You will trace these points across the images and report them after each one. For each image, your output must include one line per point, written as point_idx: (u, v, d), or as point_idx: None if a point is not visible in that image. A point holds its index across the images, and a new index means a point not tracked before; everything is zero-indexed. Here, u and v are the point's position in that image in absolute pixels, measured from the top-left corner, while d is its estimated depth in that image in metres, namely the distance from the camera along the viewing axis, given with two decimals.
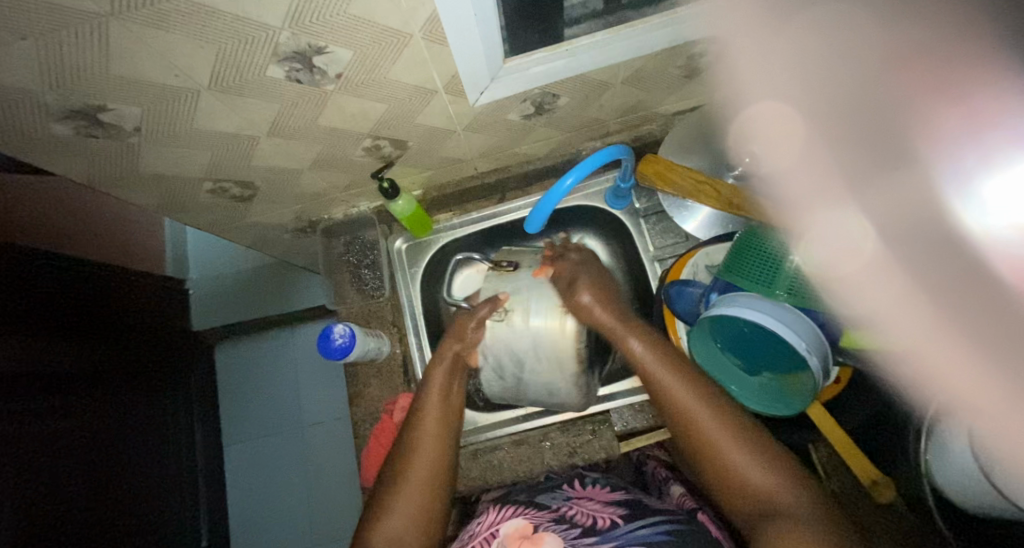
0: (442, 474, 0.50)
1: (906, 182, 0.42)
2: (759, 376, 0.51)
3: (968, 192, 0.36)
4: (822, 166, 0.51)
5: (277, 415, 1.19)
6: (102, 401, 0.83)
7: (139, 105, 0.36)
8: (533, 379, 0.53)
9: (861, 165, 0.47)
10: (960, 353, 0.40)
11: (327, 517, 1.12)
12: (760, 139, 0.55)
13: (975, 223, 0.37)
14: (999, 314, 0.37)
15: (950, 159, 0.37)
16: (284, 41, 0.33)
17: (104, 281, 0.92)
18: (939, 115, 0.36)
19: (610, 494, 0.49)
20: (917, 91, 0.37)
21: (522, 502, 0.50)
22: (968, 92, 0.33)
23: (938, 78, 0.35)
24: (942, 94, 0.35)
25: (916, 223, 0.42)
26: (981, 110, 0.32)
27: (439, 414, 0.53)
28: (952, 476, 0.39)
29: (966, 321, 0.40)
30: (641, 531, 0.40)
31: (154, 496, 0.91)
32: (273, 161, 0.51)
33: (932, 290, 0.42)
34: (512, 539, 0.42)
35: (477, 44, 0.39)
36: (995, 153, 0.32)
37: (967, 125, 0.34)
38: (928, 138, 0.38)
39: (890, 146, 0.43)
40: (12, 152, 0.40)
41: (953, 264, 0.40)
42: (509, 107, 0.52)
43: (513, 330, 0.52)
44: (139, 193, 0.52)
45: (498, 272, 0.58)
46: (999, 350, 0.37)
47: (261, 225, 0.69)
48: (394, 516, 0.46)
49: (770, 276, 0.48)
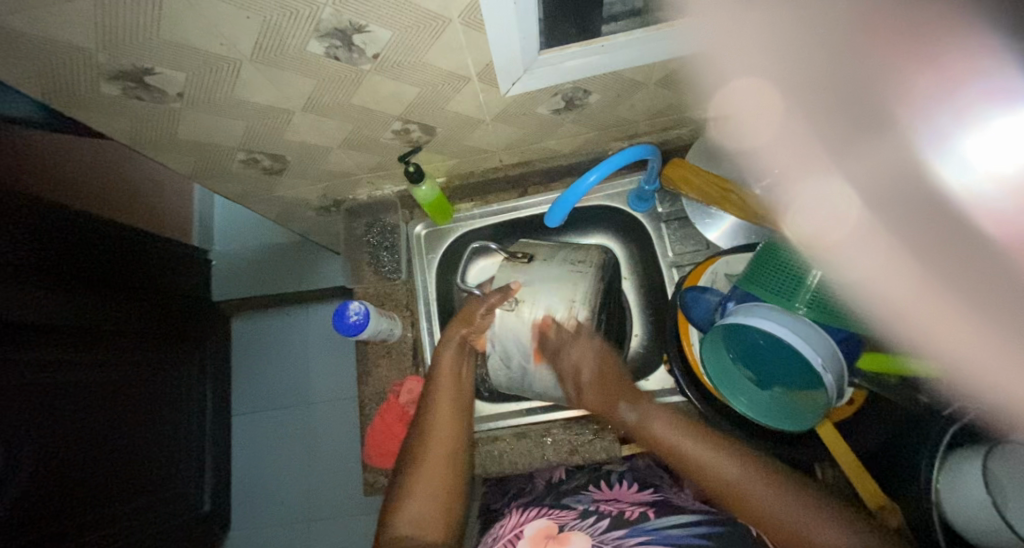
0: (458, 454, 0.51)
1: (886, 145, 0.41)
2: (771, 390, 0.50)
3: (945, 149, 0.36)
4: (801, 137, 0.49)
5: (286, 389, 1.22)
6: (120, 358, 0.86)
7: (184, 69, 0.38)
8: (538, 372, 0.53)
9: (837, 132, 0.45)
10: (952, 315, 0.42)
11: (326, 494, 1.14)
12: (744, 117, 0.53)
13: (955, 180, 0.37)
14: (989, 274, 0.38)
15: (927, 120, 0.36)
16: (327, 17, 0.33)
17: (122, 238, 0.94)
18: (912, 77, 0.34)
19: (638, 495, 0.49)
20: (890, 56, 0.34)
21: (546, 504, 0.50)
22: (947, 51, 0.30)
23: (909, 43, 0.32)
24: (913, 57, 0.32)
25: (894, 181, 0.42)
26: (951, 69, 0.30)
27: (452, 397, 0.54)
28: (966, 509, 0.38)
29: (946, 270, 0.41)
30: (672, 529, 0.40)
31: (161, 454, 0.94)
32: (305, 137, 0.52)
33: (916, 246, 0.43)
34: (536, 539, 0.42)
35: (513, 33, 0.39)
36: (968, 109, 0.31)
37: (942, 83, 0.32)
38: (901, 101, 0.36)
39: (864, 114, 0.40)
40: (60, 107, 0.42)
41: (934, 219, 0.40)
42: (539, 100, 0.52)
43: (522, 320, 0.52)
44: (175, 158, 0.53)
45: (513, 263, 0.58)
46: (982, 292, 0.39)
47: (287, 200, 0.70)
48: (418, 498, 0.47)
49: (790, 290, 0.47)
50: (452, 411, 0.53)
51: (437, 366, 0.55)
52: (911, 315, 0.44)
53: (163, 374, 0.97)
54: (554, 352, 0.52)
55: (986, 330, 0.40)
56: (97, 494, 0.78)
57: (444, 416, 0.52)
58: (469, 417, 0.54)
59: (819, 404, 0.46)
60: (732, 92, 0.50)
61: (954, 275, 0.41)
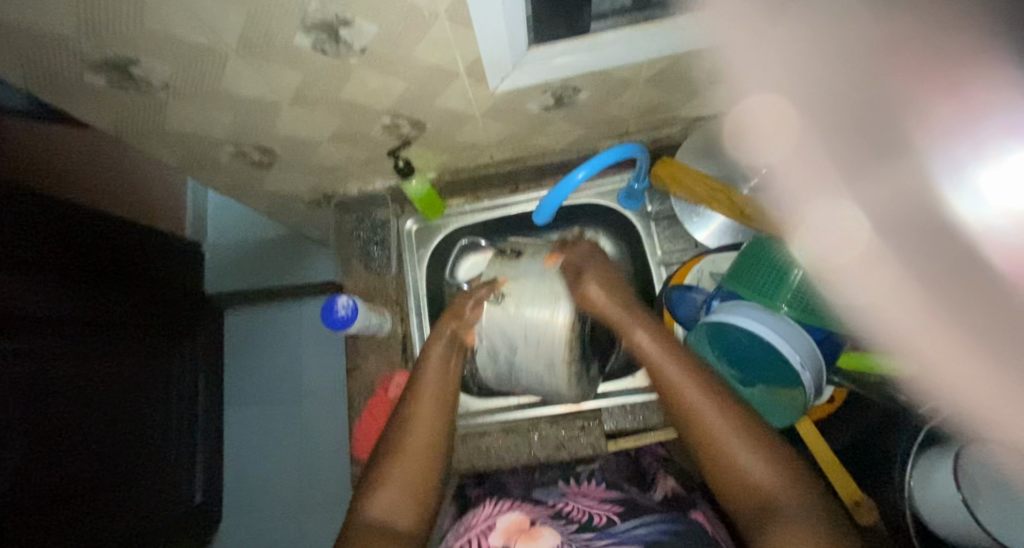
0: (438, 443, 0.50)
1: (905, 173, 0.47)
2: (753, 387, 0.50)
3: (960, 180, 0.42)
4: (818, 159, 0.54)
5: (278, 382, 1.22)
6: (115, 351, 0.86)
7: (170, 61, 0.38)
8: (523, 363, 0.53)
9: (852, 156, 0.51)
10: (945, 341, 0.46)
11: (317, 487, 1.15)
12: (756, 130, 0.56)
13: (968, 212, 0.43)
14: (994, 299, 0.44)
15: (943, 151, 0.43)
16: (313, 9, 0.33)
17: (113, 229, 0.93)
18: (934, 105, 0.41)
19: (606, 492, 0.49)
20: (912, 83, 0.41)
21: (517, 497, 0.50)
22: (965, 81, 0.38)
23: (935, 69, 0.39)
24: (934, 88, 0.40)
25: (911, 209, 0.48)
26: (972, 98, 0.38)
27: (437, 388, 0.53)
28: (942, 507, 0.39)
29: (951, 295, 0.46)
30: (639, 528, 0.40)
31: (155, 446, 0.94)
32: (293, 130, 0.52)
33: (924, 272, 0.47)
34: (509, 533, 0.42)
35: (501, 28, 0.39)
36: (989, 140, 0.38)
37: (964, 110, 0.39)
38: (920, 127, 0.43)
39: (885, 140, 0.47)
40: (45, 96, 0.42)
41: (946, 247, 0.46)
42: (529, 97, 0.52)
43: (504, 311, 0.52)
44: (163, 149, 0.53)
45: (501, 258, 0.59)
46: (978, 318, 0.45)
47: (277, 193, 0.70)
48: (393, 485, 0.46)
49: (773, 288, 0.50)
50: (437, 400, 0.52)
51: (426, 357, 0.56)
52: (923, 350, 0.47)
53: (157, 367, 0.97)
54: (540, 346, 0.51)
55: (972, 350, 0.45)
56: (94, 482, 0.79)
57: (427, 404, 0.52)
58: (451, 411, 0.53)
59: (798, 400, 0.47)
60: (752, 106, 0.55)
61: (955, 297, 0.46)
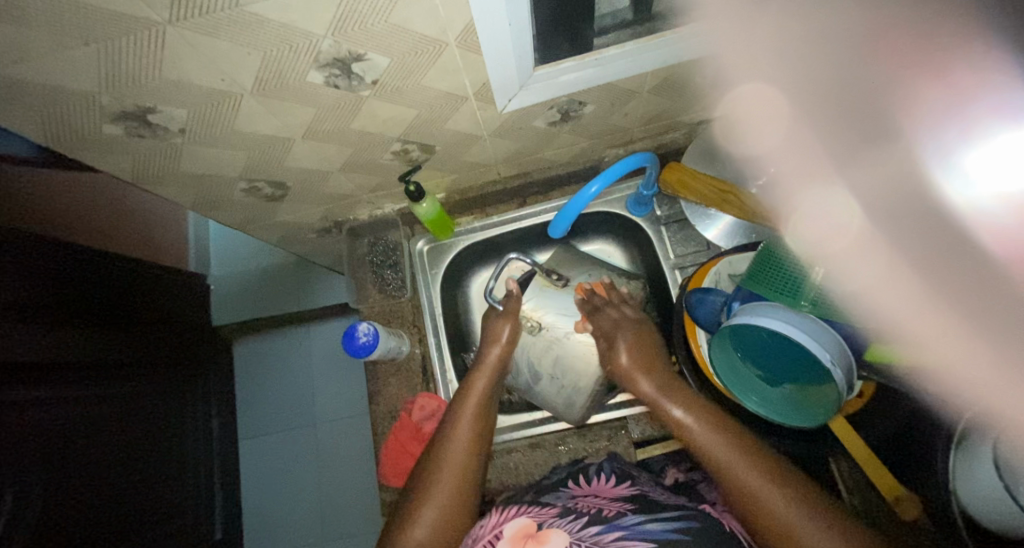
0: (469, 483, 0.49)
1: (894, 157, 0.44)
2: (782, 387, 0.50)
3: (950, 163, 0.39)
4: (807, 142, 0.54)
5: (295, 409, 1.22)
6: (131, 392, 0.87)
7: (185, 107, 0.38)
8: (541, 392, 0.63)
9: (844, 144, 0.50)
10: (951, 328, 0.41)
11: (340, 513, 1.14)
12: (752, 121, 0.58)
13: (959, 194, 0.39)
14: (984, 283, 0.39)
15: (934, 136, 0.39)
16: (326, 48, 0.34)
17: (118, 269, 0.94)
18: (921, 90, 0.38)
19: (616, 490, 0.48)
20: (898, 68, 0.38)
21: (526, 503, 0.48)
22: (951, 66, 0.34)
23: (922, 57, 0.36)
24: (924, 71, 0.37)
25: (905, 194, 0.45)
26: (962, 84, 0.34)
27: (472, 417, 0.54)
28: (982, 493, 0.37)
29: (950, 278, 0.42)
30: (648, 524, 0.39)
31: (173, 485, 0.93)
32: (305, 163, 0.53)
33: (917, 258, 0.44)
34: (516, 538, 0.41)
35: (508, 51, 0.40)
36: (977, 124, 0.34)
37: (951, 97, 0.35)
38: (907, 111, 0.41)
39: (873, 125, 0.45)
40: (61, 148, 0.42)
41: (943, 235, 0.41)
42: (536, 114, 0.53)
43: (540, 342, 0.64)
44: (174, 191, 0.53)
45: (546, 280, 0.67)
46: (979, 300, 0.40)
47: (288, 224, 0.70)
48: (423, 526, 0.45)
49: (793, 287, 0.48)
50: (470, 438, 0.52)
51: (464, 392, 0.56)
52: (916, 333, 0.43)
53: (172, 404, 0.97)
54: (563, 383, 0.62)
55: (975, 335, 0.40)
56: (112, 527, 0.78)
57: (461, 446, 0.51)
58: (489, 448, 0.53)
59: (828, 399, 0.46)
60: (743, 94, 0.55)
61: (956, 282, 0.41)
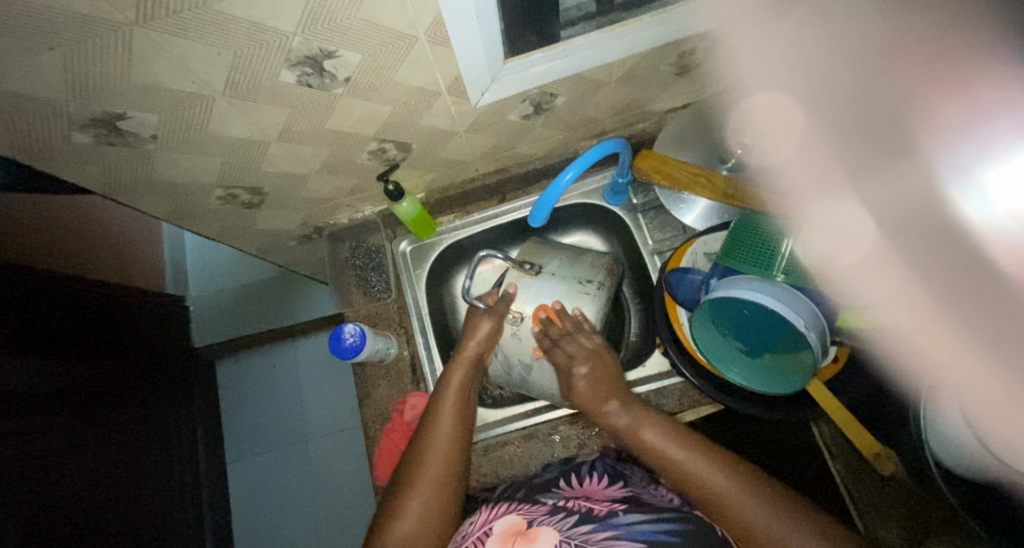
0: (454, 474, 0.49)
1: (907, 174, 0.47)
2: (761, 357, 0.52)
3: (967, 179, 0.39)
4: (821, 158, 0.57)
5: (284, 425, 1.19)
6: (109, 419, 0.84)
7: (156, 112, 0.38)
8: (537, 382, 0.62)
9: (859, 156, 0.53)
10: (958, 342, 0.40)
11: (336, 529, 1.11)
12: (767, 132, 0.59)
13: (975, 211, 0.39)
14: (995, 302, 0.39)
15: (951, 150, 0.41)
16: (297, 45, 0.34)
17: (83, 293, 0.89)
18: (941, 107, 0.40)
19: (607, 490, 0.48)
20: (920, 80, 0.42)
21: (517, 501, 0.49)
22: (972, 84, 0.36)
23: (945, 73, 0.39)
24: (942, 87, 0.40)
25: (918, 208, 0.46)
26: (981, 98, 0.36)
27: (455, 410, 0.54)
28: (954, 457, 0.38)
29: (965, 299, 0.41)
30: (640, 524, 0.40)
31: (159, 512, 0.90)
32: (281, 166, 0.53)
33: (929, 274, 0.44)
34: (505, 536, 0.41)
35: (477, 44, 0.41)
36: (993, 144, 0.36)
37: (971, 114, 0.37)
38: (928, 130, 0.43)
39: (893, 139, 0.48)
40: (27, 160, 0.41)
41: (956, 248, 0.42)
42: (509, 108, 0.54)
43: (522, 338, 0.61)
44: (149, 203, 0.52)
45: (520, 271, 0.64)
46: (988, 322, 0.39)
47: (267, 232, 0.69)
48: (409, 520, 0.45)
49: (767, 260, 0.50)
50: (453, 429, 0.52)
51: (445, 384, 0.57)
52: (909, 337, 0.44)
53: (153, 429, 0.94)
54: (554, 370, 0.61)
55: (988, 358, 0.37)
56: None
57: (444, 438, 0.51)
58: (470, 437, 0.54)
59: (804, 365, 0.49)
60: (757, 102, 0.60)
61: (968, 304, 0.41)
